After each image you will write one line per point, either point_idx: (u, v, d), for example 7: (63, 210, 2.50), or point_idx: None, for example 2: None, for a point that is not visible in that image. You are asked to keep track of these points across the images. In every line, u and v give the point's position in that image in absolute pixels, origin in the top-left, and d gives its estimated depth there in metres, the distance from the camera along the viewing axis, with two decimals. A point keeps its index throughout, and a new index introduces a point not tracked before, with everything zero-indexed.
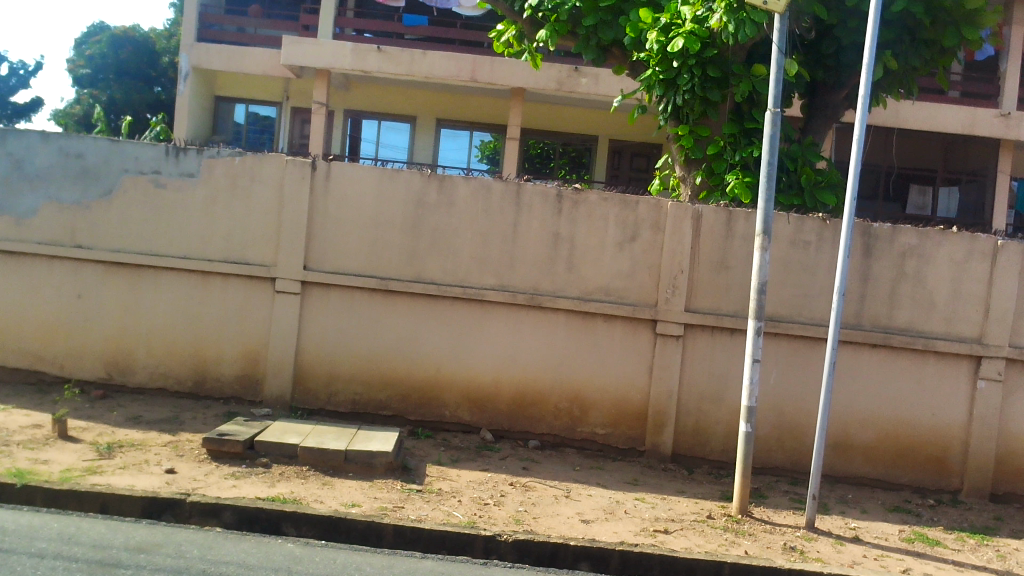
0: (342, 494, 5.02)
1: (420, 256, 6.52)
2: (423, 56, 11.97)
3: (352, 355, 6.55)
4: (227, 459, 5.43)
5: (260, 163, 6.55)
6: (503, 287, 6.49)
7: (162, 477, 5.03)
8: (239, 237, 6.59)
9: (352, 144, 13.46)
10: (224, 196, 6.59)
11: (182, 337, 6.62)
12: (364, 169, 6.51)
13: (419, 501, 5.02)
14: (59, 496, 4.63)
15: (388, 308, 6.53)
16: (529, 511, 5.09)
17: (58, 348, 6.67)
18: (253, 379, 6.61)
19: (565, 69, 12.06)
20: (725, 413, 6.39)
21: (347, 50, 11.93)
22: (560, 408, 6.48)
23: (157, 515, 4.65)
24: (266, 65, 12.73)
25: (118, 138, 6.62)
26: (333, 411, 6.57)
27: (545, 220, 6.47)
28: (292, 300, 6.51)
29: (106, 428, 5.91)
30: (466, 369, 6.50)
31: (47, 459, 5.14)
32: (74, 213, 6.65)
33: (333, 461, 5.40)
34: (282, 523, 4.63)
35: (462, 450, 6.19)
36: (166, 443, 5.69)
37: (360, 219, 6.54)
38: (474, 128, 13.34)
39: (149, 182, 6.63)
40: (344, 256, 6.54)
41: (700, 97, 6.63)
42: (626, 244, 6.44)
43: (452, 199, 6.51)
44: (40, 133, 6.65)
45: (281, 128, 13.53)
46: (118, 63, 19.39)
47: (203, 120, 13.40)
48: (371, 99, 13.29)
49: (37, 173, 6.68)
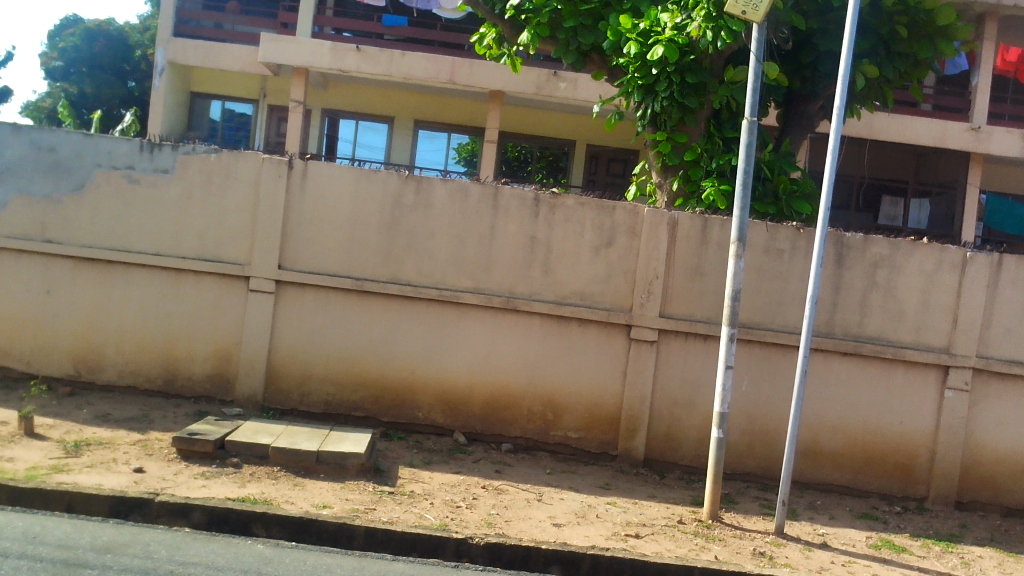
0: (314, 495, 4.98)
1: (396, 258, 6.50)
2: (401, 56, 11.94)
3: (325, 354, 6.51)
4: (197, 459, 5.37)
5: (236, 160, 6.50)
6: (479, 290, 6.49)
7: (130, 476, 4.97)
8: (213, 235, 6.53)
9: (329, 143, 13.39)
10: (199, 193, 6.53)
11: (152, 335, 6.55)
12: (340, 169, 6.48)
13: (390, 504, 5.00)
14: (25, 494, 4.56)
15: (363, 309, 6.50)
16: (502, 514, 5.08)
17: (25, 344, 6.57)
18: (224, 378, 6.55)
19: (544, 73, 12.10)
20: (698, 418, 6.43)
21: (326, 49, 11.88)
22: (533, 412, 6.48)
23: (125, 515, 4.60)
24: (243, 61, 12.64)
25: (91, 132, 6.54)
26: (305, 412, 6.53)
27: (522, 224, 6.48)
28: (266, 299, 6.46)
29: (74, 425, 5.83)
30: (440, 372, 6.49)
31: (12, 457, 5.06)
32: (44, 207, 6.56)
33: (305, 461, 5.37)
34: (252, 524, 4.59)
35: (435, 452, 6.18)
36: (134, 441, 5.62)
37: (336, 219, 6.50)
38: (451, 130, 13.33)
39: (122, 178, 6.55)
40: (319, 256, 6.50)
41: (678, 104, 6.69)
42: (602, 249, 6.46)
43: (428, 201, 6.49)
44: (12, 125, 6.56)
45: (257, 126, 13.43)
46: (90, 56, 19.19)
47: (178, 116, 13.27)
48: (349, 99, 13.23)
49: (6, 166, 6.58)
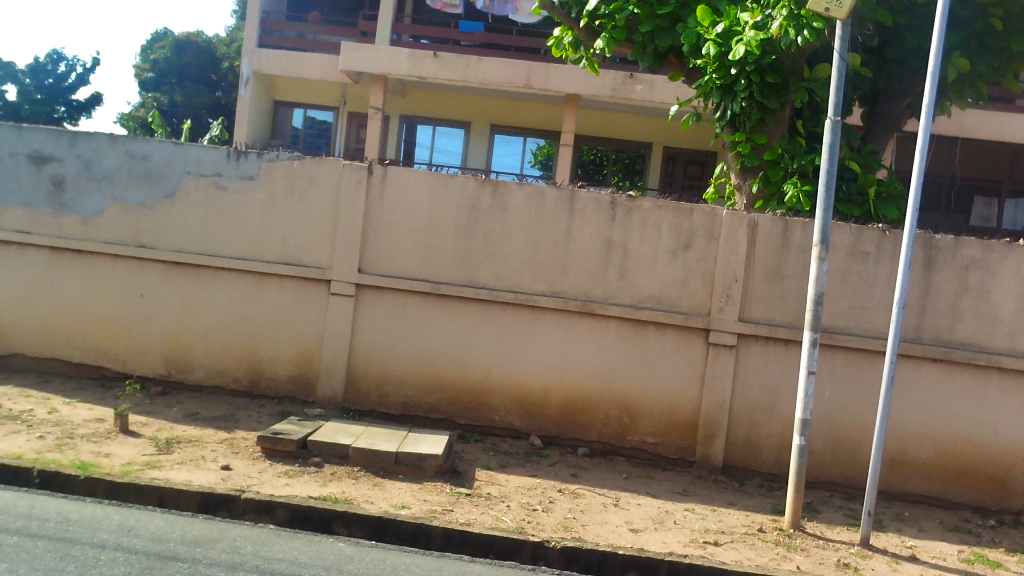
0: (392, 496, 5.06)
1: (473, 261, 6.55)
2: (478, 62, 12.02)
3: (403, 356, 6.61)
4: (280, 458, 5.52)
5: (318, 166, 6.66)
6: (554, 293, 6.49)
7: (217, 473, 5.14)
8: (295, 239, 6.70)
9: (407, 149, 13.64)
10: (282, 199, 6.71)
11: (238, 336, 6.75)
12: (418, 174, 6.58)
13: (467, 505, 5.04)
14: (121, 488, 4.77)
15: (439, 312, 6.57)
16: (578, 518, 5.07)
17: (120, 345, 6.86)
18: (306, 379, 6.71)
19: (620, 76, 12.03)
20: (778, 425, 6.30)
21: (404, 56, 12.04)
22: (608, 416, 6.45)
23: (213, 511, 4.76)
24: (324, 70, 12.91)
25: (182, 141, 6.80)
26: (383, 413, 6.64)
27: (598, 227, 6.46)
28: (346, 302, 6.60)
29: (166, 423, 6.06)
30: (516, 375, 6.51)
31: (109, 452, 5.29)
32: (138, 213, 6.84)
33: (384, 462, 5.45)
34: (333, 522, 4.70)
35: (511, 455, 6.20)
36: (222, 440, 5.82)
37: (413, 223, 6.60)
38: (527, 134, 13.38)
39: (210, 185, 6.79)
40: (397, 260, 6.61)
41: (758, 104, 6.56)
42: (679, 252, 6.39)
43: (505, 205, 6.53)
44: (109, 136, 6.86)
45: (337, 133, 13.73)
46: (180, 67, 19.96)
47: (262, 124, 13.67)
48: (426, 105, 13.35)
49: (104, 175, 6.88)
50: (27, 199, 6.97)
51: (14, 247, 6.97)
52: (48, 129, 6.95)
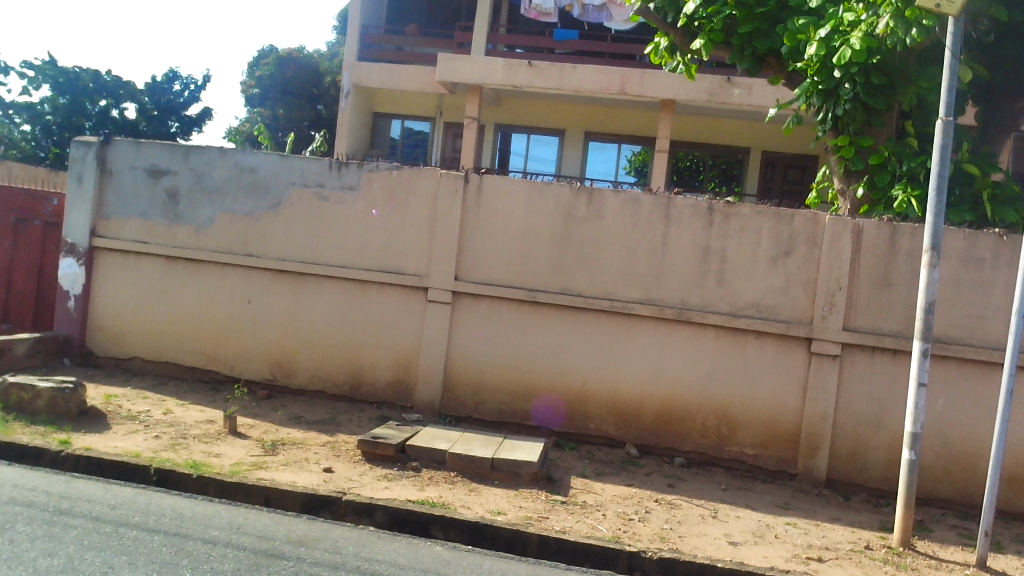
0: (488, 501, 5.10)
1: (569, 269, 6.55)
2: (572, 70, 12.04)
3: (498, 363, 6.65)
4: (380, 461, 5.64)
5: (416, 176, 6.79)
6: (651, 301, 6.42)
7: (320, 475, 5.29)
8: (395, 248, 6.84)
9: (502, 157, 13.70)
10: (382, 208, 6.87)
11: (339, 342, 6.94)
12: (514, 182, 6.63)
13: (563, 513, 5.03)
14: (230, 487, 4.97)
15: (535, 319, 6.60)
16: (675, 529, 4.99)
17: (229, 350, 7.15)
18: (404, 385, 6.83)
19: (717, 80, 11.84)
20: (886, 438, 6.06)
21: (499, 66, 12.16)
22: (706, 426, 6.33)
23: (316, 511, 4.90)
24: (422, 81, 13.16)
25: (287, 153, 7.05)
26: (479, 419, 6.69)
27: (696, 234, 6.37)
28: (443, 309, 6.70)
29: (271, 426, 6.28)
30: (611, 383, 6.47)
31: (219, 452, 5.51)
32: (246, 223, 7.13)
33: (480, 468, 5.50)
34: (431, 526, 4.77)
35: (606, 463, 6.15)
36: (324, 443, 5.98)
37: (510, 231, 6.65)
38: (623, 141, 13.29)
39: (313, 195, 7.01)
40: (493, 268, 6.67)
41: (863, 106, 6.36)
42: (780, 259, 6.23)
43: (600, 212, 6.51)
44: (220, 149, 7.17)
45: (434, 143, 13.96)
46: (283, 83, 20.58)
47: (362, 135, 14.02)
48: (521, 114, 13.51)
49: (215, 187, 7.20)
50: (146, 210, 7.35)
51: (133, 257, 7.36)
52: (164, 144, 7.31)
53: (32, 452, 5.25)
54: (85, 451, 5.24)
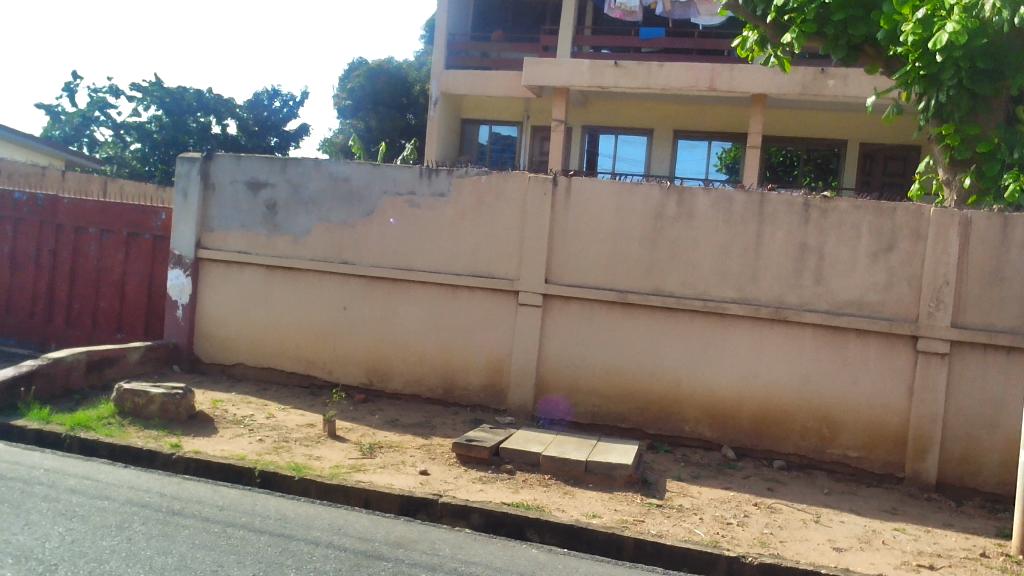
0: (583, 504, 5.08)
1: (660, 269, 6.48)
2: (660, 68, 11.90)
3: (590, 365, 6.63)
4: (475, 464, 5.70)
5: (505, 180, 6.84)
6: (745, 300, 6.29)
7: (417, 477, 5.38)
8: (485, 252, 6.90)
9: (590, 159, 13.72)
10: (472, 213, 6.94)
11: (433, 346, 7.04)
12: (603, 184, 6.59)
13: (659, 516, 4.97)
14: (331, 489, 5.10)
15: (626, 320, 6.54)
16: (776, 534, 4.86)
17: (327, 355, 7.34)
18: (497, 388, 6.88)
19: (810, 71, 11.52)
20: (1001, 440, 5.76)
21: (586, 68, 12.13)
22: (807, 428, 6.15)
23: (413, 514, 4.98)
24: (508, 86, 13.24)
25: (379, 162, 7.20)
26: (572, 422, 6.69)
27: (791, 230, 6.20)
28: (534, 312, 6.71)
29: (368, 429, 6.42)
30: (706, 384, 6.36)
31: (320, 455, 5.67)
32: (341, 232, 7.31)
33: (574, 470, 5.48)
34: (526, 528, 4.79)
35: (703, 466, 6.04)
36: (420, 446, 6.08)
37: (599, 232, 6.61)
38: (713, 138, 13.07)
39: (405, 203, 7.14)
40: (583, 270, 6.65)
41: (968, 92, 6.08)
42: (881, 254, 6.01)
43: (691, 211, 6.41)
44: (315, 161, 7.38)
45: (522, 147, 14.02)
46: (373, 93, 21.03)
47: (451, 142, 14.19)
48: (610, 115, 13.42)
49: (311, 197, 7.41)
50: (246, 221, 7.63)
51: (235, 267, 7.65)
52: (262, 158, 7.57)
53: (147, 455, 5.51)
54: (195, 454, 5.48)
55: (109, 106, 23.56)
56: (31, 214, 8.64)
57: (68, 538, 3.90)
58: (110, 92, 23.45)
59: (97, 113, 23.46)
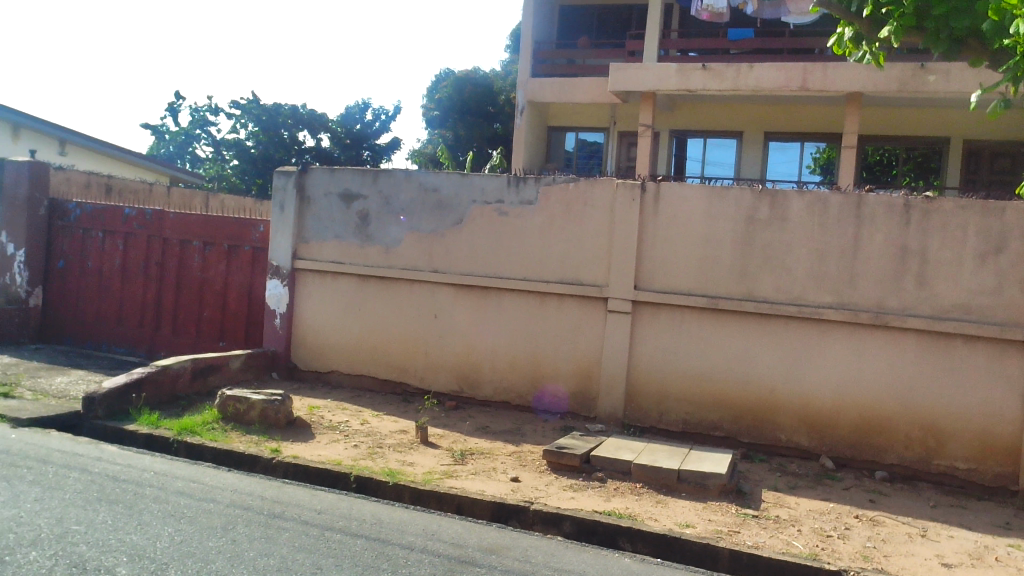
0: (677, 514, 5.01)
1: (753, 274, 6.34)
2: (749, 69, 11.67)
3: (682, 372, 6.53)
4: (565, 471, 5.69)
5: (593, 187, 6.82)
6: (843, 305, 6.09)
7: (508, 484, 5.40)
8: (574, 259, 6.89)
9: (678, 163, 13.57)
10: (560, 221, 6.94)
11: (522, 353, 7.07)
12: (692, 189, 6.50)
13: (755, 527, 4.85)
14: (424, 495, 5.18)
15: (719, 326, 6.43)
16: (880, 548, 4.69)
17: (419, 362, 7.46)
18: (587, 395, 6.85)
19: (909, 67, 11.10)
20: None
21: (672, 71, 12.00)
22: (911, 438, 5.91)
23: (505, 520, 5.01)
24: (595, 93, 13.22)
25: (467, 172, 7.28)
26: (663, 430, 6.60)
27: (891, 233, 5.98)
28: (623, 319, 6.66)
29: (460, 436, 6.49)
30: (803, 392, 6.19)
31: (413, 461, 5.76)
32: (431, 241, 7.43)
33: (666, 479, 5.41)
34: (618, 537, 4.75)
35: (800, 476, 5.86)
36: (511, 452, 6.11)
37: (690, 238, 6.52)
38: (805, 139, 12.74)
39: (493, 211, 7.20)
40: (674, 276, 6.57)
41: None
42: (990, 257, 5.74)
43: (785, 215, 6.26)
44: (405, 172, 7.52)
45: (608, 153, 13.97)
46: (461, 102, 21.27)
47: (537, 150, 14.25)
48: (698, 118, 13.17)
49: (401, 208, 7.55)
50: (340, 232, 7.83)
51: (330, 277, 7.85)
52: (355, 170, 7.76)
53: (248, 459, 5.70)
54: (294, 459, 5.65)
55: (209, 124, 24.58)
56: (141, 228, 9.10)
57: (177, 538, 4.07)
58: (211, 110, 24.45)
59: (198, 131, 24.51)
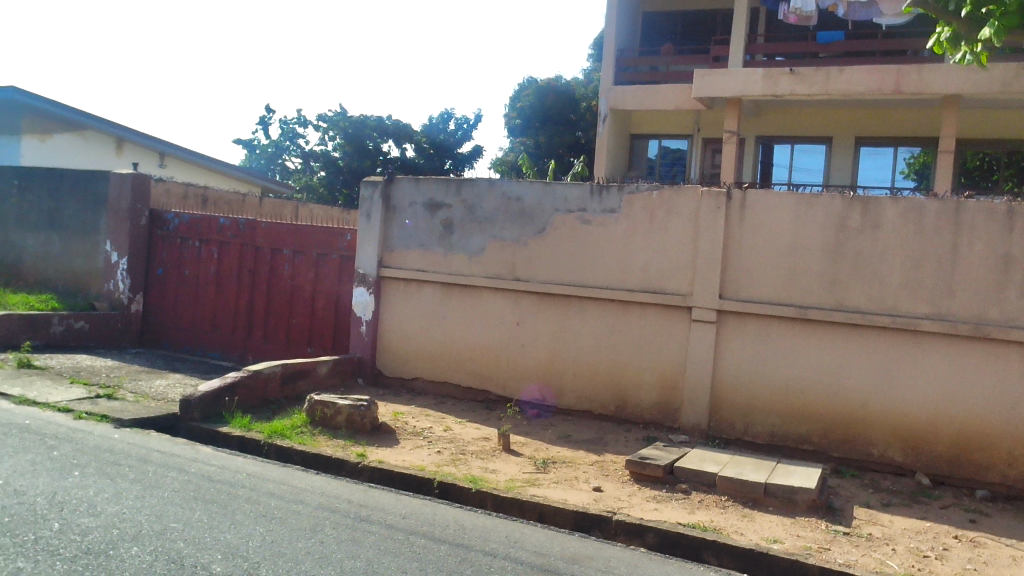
0: (764, 528, 4.89)
1: (843, 283, 6.16)
2: (839, 73, 11.37)
3: (769, 384, 6.39)
4: (648, 482, 5.63)
5: (677, 195, 6.74)
6: (941, 317, 5.86)
7: (590, 494, 5.38)
8: (657, 268, 6.83)
9: (764, 170, 13.24)
10: (643, 229, 6.89)
11: (605, 362, 7.03)
12: (780, 196, 6.37)
13: (846, 545, 4.70)
14: (506, 502, 5.20)
15: (807, 337, 6.26)
16: (981, 570, 4.48)
17: (501, 370, 7.50)
18: (670, 406, 6.76)
19: (1011, 67, 10.59)
20: None
21: (759, 77, 11.79)
22: (1014, 457, 5.62)
23: (587, 530, 4.99)
24: (679, 100, 13.08)
25: (550, 181, 7.30)
26: (749, 442, 6.46)
27: (992, 241, 5.73)
28: (708, 329, 6.55)
29: (542, 444, 6.49)
30: (897, 406, 5.97)
31: (496, 469, 5.79)
32: (514, 250, 7.47)
33: (753, 493, 5.29)
34: (703, 551, 4.67)
35: (894, 493, 5.65)
36: (593, 462, 6.08)
37: (777, 246, 6.38)
38: (899, 144, 12.31)
39: (576, 220, 7.19)
40: (760, 285, 6.44)
41: None
42: None
43: (878, 222, 6.07)
44: (488, 181, 7.59)
45: (692, 160, 13.80)
46: (542, 110, 21.38)
47: (620, 158, 14.18)
48: (785, 124, 12.95)
49: (484, 217, 7.62)
50: (425, 241, 7.95)
51: (414, 285, 7.98)
52: (439, 179, 7.87)
53: (335, 463, 5.84)
54: (379, 463, 5.75)
55: (299, 136, 25.31)
56: (234, 237, 9.43)
57: (268, 538, 4.19)
58: (299, 122, 25.18)
59: (288, 143, 25.28)
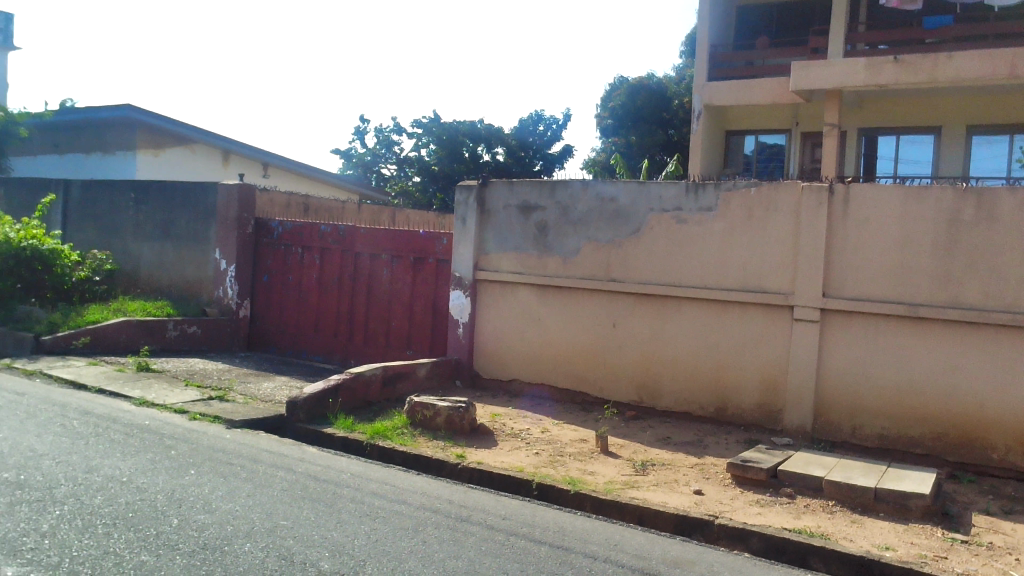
0: (874, 535, 4.71)
1: (957, 280, 5.89)
2: (948, 59, 10.87)
3: (877, 384, 6.15)
4: (751, 485, 5.50)
5: (776, 192, 6.57)
6: None
7: (691, 497, 5.29)
8: (757, 266, 6.67)
9: (868, 163, 12.78)
10: (741, 227, 6.74)
11: (703, 363, 6.91)
12: (886, 190, 6.13)
13: (965, 554, 4.48)
14: (606, 505, 5.18)
15: (919, 336, 6.01)
16: None
17: (598, 372, 7.47)
18: (773, 407, 6.59)
19: None
20: None
21: (861, 67, 11.39)
22: None
23: (689, 533, 4.92)
24: (775, 94, 12.77)
25: (644, 180, 7.23)
26: (857, 445, 6.24)
27: None
28: (811, 328, 6.36)
29: (640, 446, 6.43)
30: (1018, 408, 5.66)
31: (594, 471, 5.77)
32: (609, 250, 7.42)
33: (862, 498, 5.11)
34: (810, 556, 4.54)
35: (1017, 500, 5.35)
36: (693, 464, 5.99)
37: (883, 241, 6.14)
38: (1015, 132, 11.68)
39: (672, 219, 7.10)
40: (866, 282, 6.21)
41: None
42: None
43: (994, 214, 5.76)
44: (582, 183, 7.57)
45: (791, 155, 13.43)
46: (634, 109, 21.25)
47: (715, 155, 13.94)
48: (889, 115, 12.45)
49: (579, 218, 7.60)
50: (519, 243, 7.99)
51: (510, 287, 8.03)
52: (533, 182, 7.89)
53: (436, 464, 5.93)
54: (478, 465, 5.81)
55: (394, 143, 25.85)
56: (335, 244, 9.69)
57: (372, 536, 4.29)
58: (395, 130, 25.71)
59: (385, 150, 25.85)
